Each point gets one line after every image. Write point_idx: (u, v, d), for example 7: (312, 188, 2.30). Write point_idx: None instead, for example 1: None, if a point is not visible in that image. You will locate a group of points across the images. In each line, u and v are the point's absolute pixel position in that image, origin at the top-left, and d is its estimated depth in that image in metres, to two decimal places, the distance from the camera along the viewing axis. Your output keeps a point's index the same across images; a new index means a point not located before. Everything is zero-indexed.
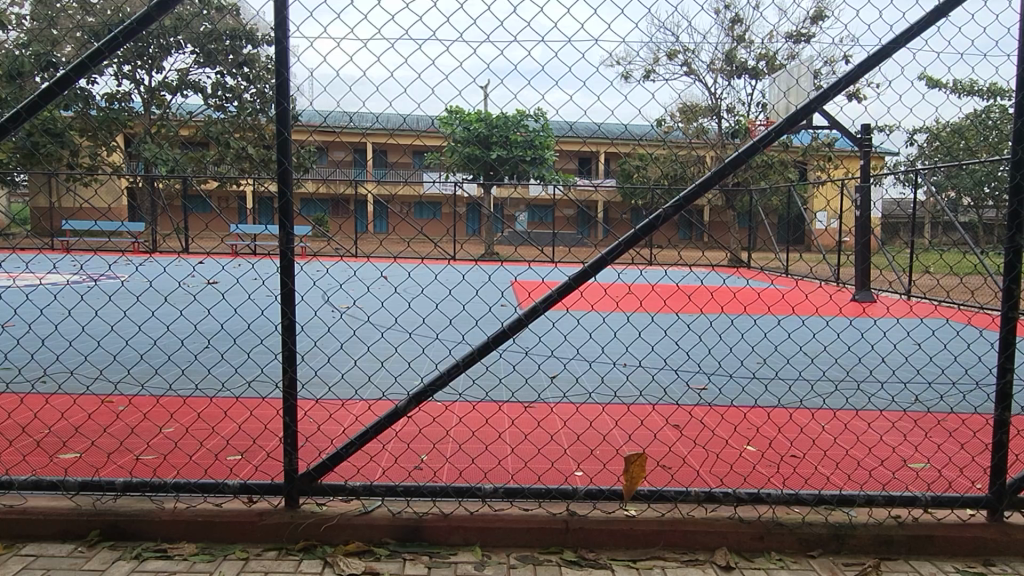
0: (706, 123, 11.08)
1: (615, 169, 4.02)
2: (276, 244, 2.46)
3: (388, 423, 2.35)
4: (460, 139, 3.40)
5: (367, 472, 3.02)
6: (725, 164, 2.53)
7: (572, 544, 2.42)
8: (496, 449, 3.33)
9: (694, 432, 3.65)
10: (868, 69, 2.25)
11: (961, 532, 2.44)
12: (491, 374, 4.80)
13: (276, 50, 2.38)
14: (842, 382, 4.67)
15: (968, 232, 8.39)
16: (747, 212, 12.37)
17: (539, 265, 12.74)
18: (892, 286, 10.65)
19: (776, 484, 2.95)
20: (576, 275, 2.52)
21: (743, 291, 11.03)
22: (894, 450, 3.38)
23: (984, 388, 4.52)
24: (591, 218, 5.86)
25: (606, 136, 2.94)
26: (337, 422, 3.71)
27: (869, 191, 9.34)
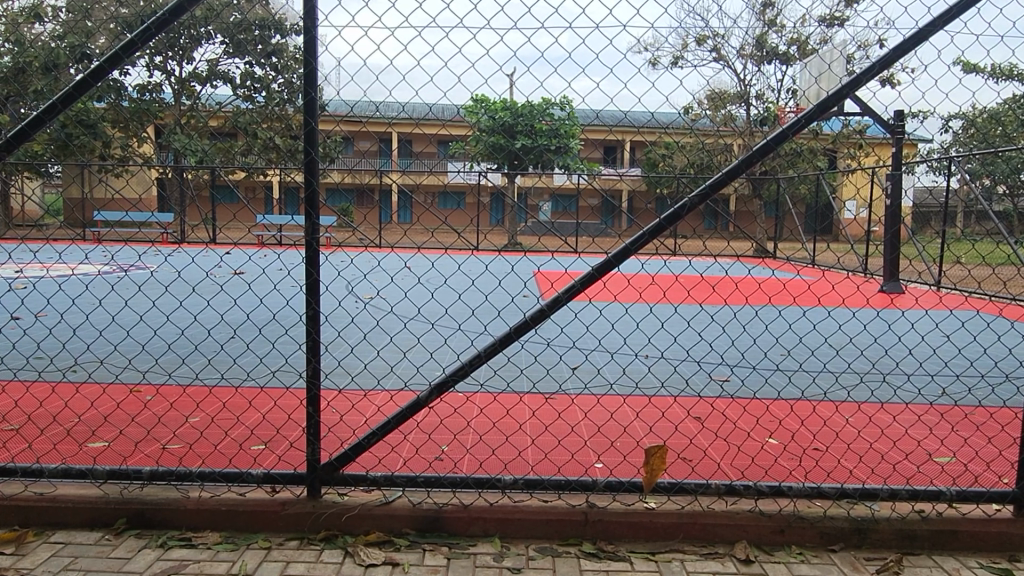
0: (734, 110, 10.93)
1: (642, 158, 3.98)
2: (302, 234, 2.46)
3: (410, 414, 2.36)
4: (483, 129, 3.39)
5: (388, 462, 3.04)
6: (753, 152, 2.48)
7: (591, 536, 2.42)
8: (516, 440, 3.34)
9: (716, 424, 3.62)
10: (904, 53, 2.21)
11: (986, 527, 2.40)
12: (513, 365, 4.81)
13: (304, 40, 2.37)
14: (867, 374, 4.61)
15: (1003, 221, 8.21)
16: (774, 201, 12.21)
17: (562, 255, 12.71)
18: (922, 276, 10.46)
19: (798, 477, 2.92)
20: (599, 265, 2.50)
21: (769, 281, 10.90)
22: (919, 443, 3.32)
23: (1014, 380, 4.44)
24: (616, 207, 5.82)
25: (632, 125, 2.91)
26: (360, 412, 3.74)
27: (901, 179, 9.16)
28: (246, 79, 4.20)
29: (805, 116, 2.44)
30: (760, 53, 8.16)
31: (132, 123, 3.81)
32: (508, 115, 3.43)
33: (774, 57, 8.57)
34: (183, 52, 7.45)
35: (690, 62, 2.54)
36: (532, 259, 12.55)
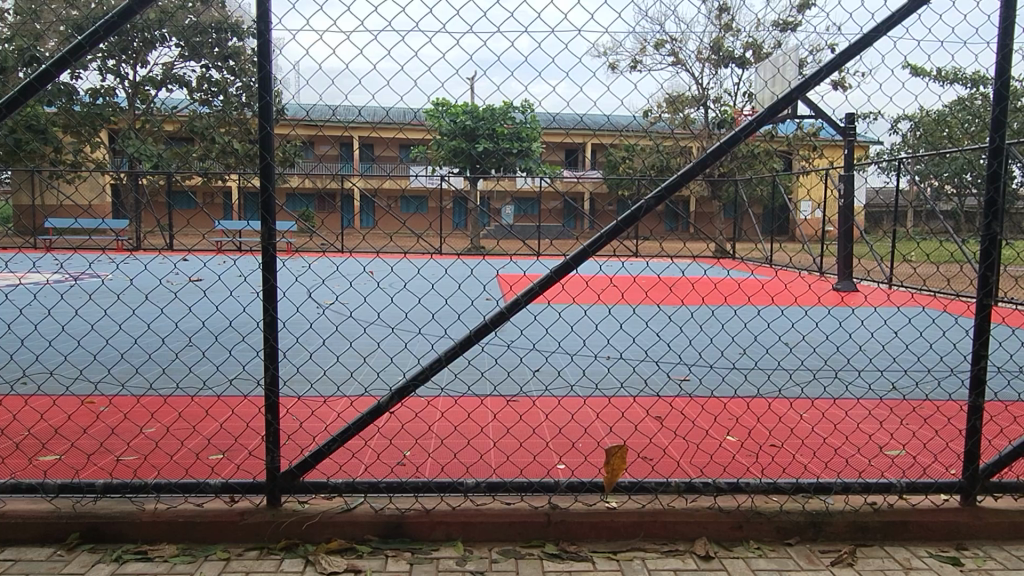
0: (692, 112, 11.08)
1: (602, 162, 4.02)
2: (258, 240, 2.42)
3: (371, 419, 2.35)
4: (443, 133, 3.39)
5: (349, 468, 3.02)
6: (706, 155, 2.52)
7: (554, 537, 2.43)
8: (478, 444, 3.34)
9: (675, 423, 3.67)
10: (850, 58, 2.28)
11: (936, 517, 2.48)
12: (473, 368, 4.81)
13: (258, 44, 2.34)
14: (820, 371, 4.71)
15: (949, 221, 8.46)
16: (731, 203, 12.42)
17: (522, 258, 12.74)
18: (874, 276, 10.72)
19: (756, 474, 2.97)
20: (558, 268, 2.52)
21: (726, 281, 11.08)
22: (870, 437, 3.42)
23: (959, 374, 4.60)
24: (577, 210, 5.88)
25: (589, 127, 2.93)
26: (320, 418, 3.70)
27: (853, 180, 9.40)
28: (202, 81, 4.12)
29: (754, 118, 2.48)
30: (716, 57, 8.30)
31: (84, 127, 3.70)
32: (468, 119, 3.42)
33: (730, 62, 8.74)
34: (136, 56, 7.28)
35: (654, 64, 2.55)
36: (493, 263, 12.57)
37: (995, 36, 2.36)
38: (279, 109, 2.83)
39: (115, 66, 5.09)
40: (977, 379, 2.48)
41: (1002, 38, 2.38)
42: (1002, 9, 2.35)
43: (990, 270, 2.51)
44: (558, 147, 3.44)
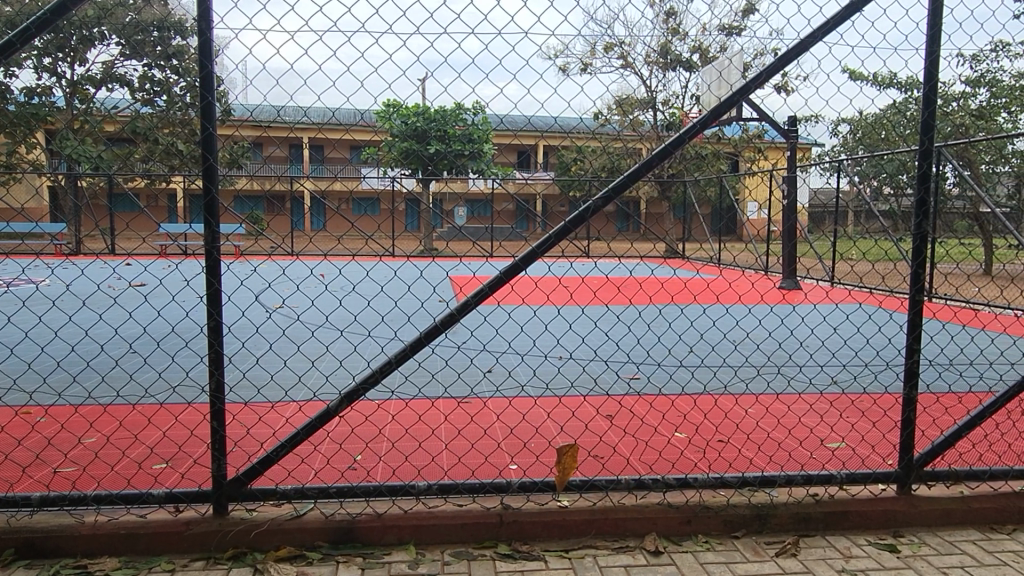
0: (642, 114, 11.21)
1: (552, 164, 4.05)
2: (201, 244, 2.36)
3: (320, 424, 2.31)
4: (393, 134, 3.36)
5: (299, 474, 2.97)
6: (652, 155, 2.57)
7: (506, 537, 2.44)
8: (429, 446, 3.33)
9: (625, 421, 3.72)
10: (787, 62, 2.36)
11: (874, 506, 2.57)
12: (424, 371, 4.79)
13: (200, 43, 2.29)
14: (763, 367, 4.83)
15: (886, 220, 8.77)
16: (681, 203, 12.62)
17: (473, 259, 12.73)
18: (817, 274, 11.03)
19: (703, 469, 3.03)
20: (507, 269, 2.52)
21: (675, 281, 11.27)
22: (812, 430, 3.52)
23: (894, 368, 4.77)
24: (529, 211, 5.91)
25: (538, 129, 2.95)
26: (268, 424, 3.64)
27: (796, 182, 9.65)
28: (143, 81, 4.00)
29: (698, 120, 2.53)
30: (664, 60, 8.44)
31: (18, 128, 3.56)
32: (419, 121, 3.40)
33: (678, 66, 8.88)
34: (73, 55, 7.04)
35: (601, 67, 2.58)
36: (444, 265, 12.52)
37: (923, 42, 2.46)
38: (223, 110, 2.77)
39: (51, 64, 4.89)
40: (911, 372, 2.57)
41: (931, 44, 2.48)
42: (930, 16, 2.45)
43: (921, 267, 2.62)
44: (509, 148, 3.45)
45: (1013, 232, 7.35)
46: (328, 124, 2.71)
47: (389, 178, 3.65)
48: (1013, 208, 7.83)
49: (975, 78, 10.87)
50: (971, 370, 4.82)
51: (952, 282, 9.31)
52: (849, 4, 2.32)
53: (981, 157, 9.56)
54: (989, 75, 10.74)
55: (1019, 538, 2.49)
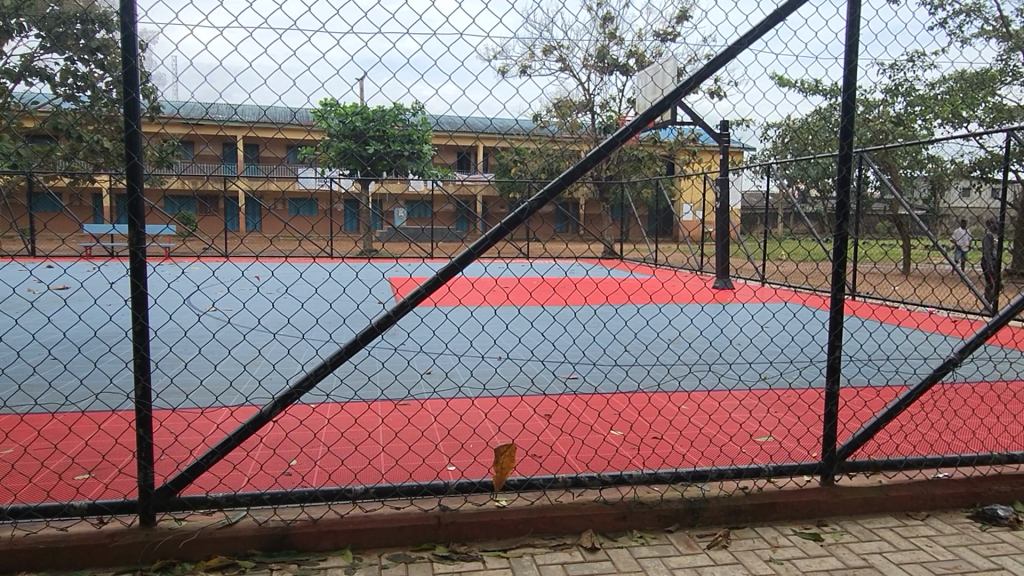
0: (581, 116, 11.30)
1: (491, 166, 4.07)
2: (125, 245, 2.27)
3: (253, 429, 2.27)
4: (330, 134, 3.30)
5: (230, 481, 2.90)
6: (588, 156, 2.61)
7: (444, 539, 2.44)
8: (367, 449, 3.30)
9: (561, 420, 3.76)
10: (716, 68, 2.43)
11: (800, 497, 2.67)
12: (360, 373, 4.73)
13: (122, 37, 2.20)
14: (694, 365, 4.96)
15: (813, 222, 9.10)
16: (619, 205, 12.81)
17: (410, 261, 12.65)
18: (747, 273, 11.38)
19: (637, 465, 3.09)
20: (443, 270, 2.52)
21: (610, 282, 11.46)
22: (741, 426, 3.63)
23: (817, 364, 4.96)
24: (470, 212, 5.93)
25: (476, 130, 2.94)
26: (197, 431, 3.53)
27: (729, 184, 9.91)
28: (64, 74, 3.82)
29: (631, 123, 2.59)
30: (601, 64, 8.54)
31: None
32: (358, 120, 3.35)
33: (615, 69, 9.00)
34: None
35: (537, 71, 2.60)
36: (381, 266, 12.39)
37: (842, 52, 2.57)
38: (149, 106, 2.67)
39: None
40: (833, 367, 2.67)
41: (851, 54, 2.59)
42: (848, 27, 2.57)
43: (842, 267, 2.73)
44: (450, 149, 3.43)
45: (928, 233, 7.75)
46: (259, 122, 2.64)
47: (327, 178, 3.66)
48: (928, 211, 8.26)
49: (893, 87, 11.42)
50: (888, 364, 5.06)
51: (872, 282, 9.74)
52: (773, 13, 2.41)
53: (899, 162, 10.05)
54: (906, 84, 11.30)
55: (932, 524, 2.63)
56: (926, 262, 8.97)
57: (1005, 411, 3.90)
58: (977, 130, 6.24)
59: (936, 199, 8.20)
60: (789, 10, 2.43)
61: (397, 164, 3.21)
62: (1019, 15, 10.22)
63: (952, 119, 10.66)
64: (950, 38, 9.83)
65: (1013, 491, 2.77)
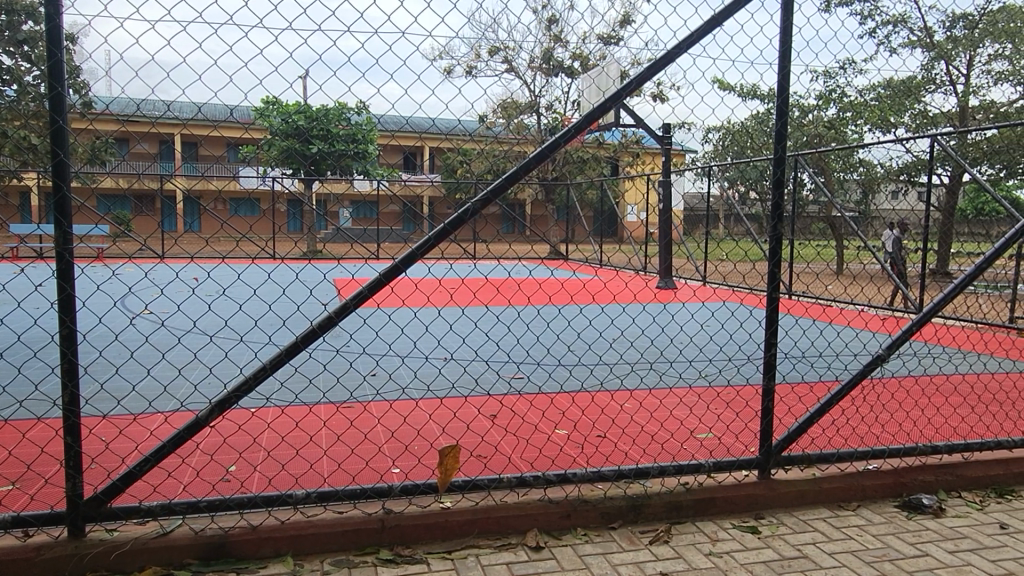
0: (526, 117, 11.31)
1: (436, 166, 4.04)
2: (51, 245, 2.17)
3: (188, 436, 2.20)
4: (273, 133, 3.23)
5: (165, 490, 2.80)
6: (531, 157, 2.62)
7: (388, 542, 2.41)
8: (308, 453, 3.24)
9: (506, 420, 3.76)
10: (656, 71, 2.47)
11: (738, 491, 2.73)
12: (301, 376, 4.65)
13: (46, 29, 2.11)
14: (636, 364, 5.04)
15: (752, 223, 9.34)
16: (565, 206, 12.91)
17: (353, 262, 12.50)
18: (687, 273, 11.62)
19: (581, 463, 3.12)
20: (386, 271, 2.49)
21: (554, 282, 11.55)
22: (682, 423, 3.71)
23: (754, 361, 5.10)
24: (416, 213, 5.90)
25: (420, 131, 2.92)
26: (130, 438, 3.41)
27: (671, 186, 10.10)
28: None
29: (574, 124, 2.61)
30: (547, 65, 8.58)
31: None
32: (302, 119, 3.30)
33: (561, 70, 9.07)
34: None
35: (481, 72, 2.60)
36: (322, 268, 12.20)
37: (776, 59, 2.64)
38: (80, 101, 2.55)
39: None
40: (769, 364, 2.74)
41: (785, 60, 2.67)
42: (782, 34, 2.65)
43: (777, 267, 2.81)
44: (396, 149, 3.39)
45: (860, 234, 8.04)
46: (198, 119, 2.54)
47: (269, 178, 3.52)
48: (858, 213, 8.58)
49: (825, 93, 11.83)
50: (821, 361, 5.23)
51: (807, 282, 10.06)
52: (710, 18, 2.46)
53: (831, 166, 10.41)
54: (837, 91, 11.71)
55: (862, 514, 2.73)
56: (857, 262, 9.33)
57: (930, 404, 4.09)
58: (905, 135, 6.49)
59: (867, 202, 8.53)
60: (725, 17, 2.49)
61: (339, 163, 3.17)
62: (942, 25, 10.70)
63: (881, 124, 11.09)
64: (878, 47, 10.23)
65: (936, 480, 2.90)
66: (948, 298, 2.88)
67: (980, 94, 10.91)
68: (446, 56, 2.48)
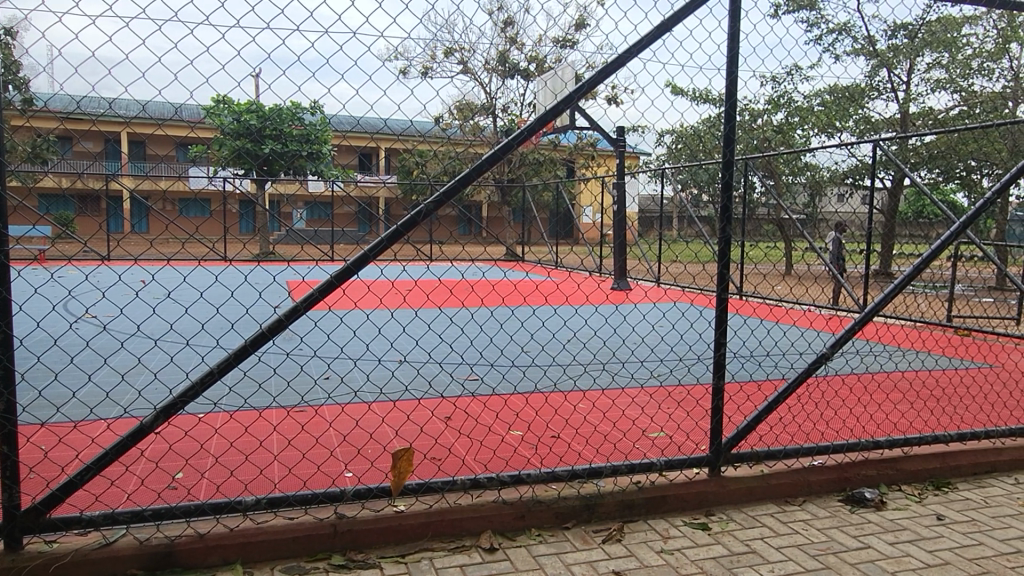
0: (483, 119, 11.31)
1: (391, 167, 4.01)
2: None
3: (132, 443, 2.15)
4: (225, 132, 3.17)
5: (108, 499, 2.71)
6: (484, 159, 2.62)
7: (340, 547, 2.38)
8: (258, 459, 3.18)
9: (460, 422, 3.75)
10: (607, 74, 2.50)
11: (689, 489, 2.78)
12: (250, 380, 4.56)
13: None
14: (589, 364, 5.08)
15: (704, 225, 9.51)
16: (522, 208, 12.96)
17: (306, 264, 12.33)
18: (641, 274, 11.76)
19: (535, 464, 3.13)
20: (338, 273, 2.46)
21: (509, 283, 11.57)
22: (634, 422, 3.75)
23: (704, 361, 5.20)
24: (371, 214, 5.85)
25: (374, 131, 2.89)
26: (70, 446, 3.30)
27: (625, 188, 10.21)
28: None
29: (528, 126, 2.62)
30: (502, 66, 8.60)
31: None
32: (255, 119, 3.24)
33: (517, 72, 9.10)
34: None
35: (433, 73, 2.59)
36: (273, 270, 12.00)
37: (725, 64, 2.69)
38: (27, 97, 2.44)
39: None
40: (719, 363, 2.79)
41: (733, 66, 2.72)
42: (730, 40, 2.70)
43: (727, 268, 2.86)
44: (352, 150, 3.35)
45: (807, 236, 8.25)
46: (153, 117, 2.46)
47: (219, 177, 3.43)
48: (806, 215, 8.81)
49: (774, 98, 12.10)
50: (769, 360, 5.36)
51: (757, 282, 10.30)
52: (659, 23, 2.50)
53: (780, 169, 10.67)
54: (786, 96, 11.98)
55: (808, 508, 2.80)
56: (805, 263, 9.58)
57: (871, 401, 4.22)
58: (850, 140, 6.69)
59: (813, 204, 8.76)
60: (675, 22, 2.53)
61: (290, 162, 3.12)
62: (884, 35, 11.05)
63: (826, 129, 11.40)
64: (824, 54, 10.50)
65: (878, 475, 2.99)
66: (889, 298, 2.97)
67: (919, 101, 11.31)
68: (398, 57, 2.47)
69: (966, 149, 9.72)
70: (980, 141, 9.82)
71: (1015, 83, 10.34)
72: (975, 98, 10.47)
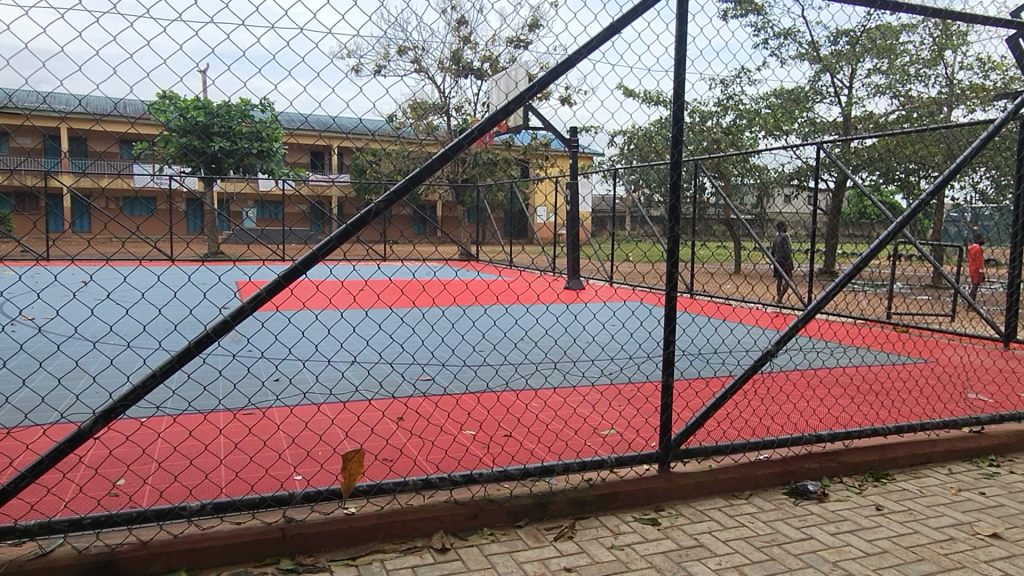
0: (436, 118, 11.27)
1: (343, 166, 3.95)
2: None
3: (70, 448, 2.07)
4: (171, 130, 3.08)
5: (44, 507, 2.62)
6: (434, 158, 2.60)
7: (289, 551, 2.34)
8: (203, 463, 3.11)
9: (411, 422, 3.73)
10: (558, 74, 2.51)
11: (639, 484, 2.81)
12: (195, 383, 4.45)
13: None
14: (540, 363, 5.10)
15: (655, 224, 9.65)
16: (476, 207, 12.96)
17: (255, 264, 12.10)
18: (593, 273, 11.87)
19: (487, 463, 3.14)
20: (286, 273, 2.42)
21: (461, 283, 11.56)
22: (585, 420, 3.78)
23: (654, 359, 5.27)
24: (322, 213, 5.76)
25: (326, 129, 2.85)
26: (3, 454, 3.16)
27: (578, 187, 10.29)
28: None
29: (480, 125, 2.61)
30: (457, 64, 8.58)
31: None
32: (203, 116, 3.16)
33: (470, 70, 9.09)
34: None
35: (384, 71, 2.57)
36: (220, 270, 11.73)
37: (673, 66, 2.73)
38: None
39: None
40: (668, 361, 2.83)
41: (682, 68, 2.77)
42: (677, 42, 2.74)
43: (675, 267, 2.90)
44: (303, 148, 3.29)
45: (755, 237, 8.44)
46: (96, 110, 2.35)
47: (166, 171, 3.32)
48: (753, 215, 9.02)
49: (723, 100, 12.36)
50: (716, 357, 5.47)
51: (708, 280, 10.49)
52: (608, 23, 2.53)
53: (728, 169, 10.89)
54: (734, 98, 12.25)
55: (754, 502, 2.87)
56: (753, 262, 9.81)
57: (814, 396, 4.34)
58: (796, 142, 6.87)
59: (761, 205, 8.98)
60: (624, 23, 2.56)
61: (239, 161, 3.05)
62: (827, 41, 11.40)
63: (773, 132, 11.69)
64: (770, 58, 10.78)
65: (820, 468, 3.07)
66: (831, 295, 3.06)
67: (861, 105, 11.68)
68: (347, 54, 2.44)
69: (904, 151, 10.06)
70: (917, 145, 10.19)
71: (950, 89, 10.77)
72: (913, 103, 10.87)
